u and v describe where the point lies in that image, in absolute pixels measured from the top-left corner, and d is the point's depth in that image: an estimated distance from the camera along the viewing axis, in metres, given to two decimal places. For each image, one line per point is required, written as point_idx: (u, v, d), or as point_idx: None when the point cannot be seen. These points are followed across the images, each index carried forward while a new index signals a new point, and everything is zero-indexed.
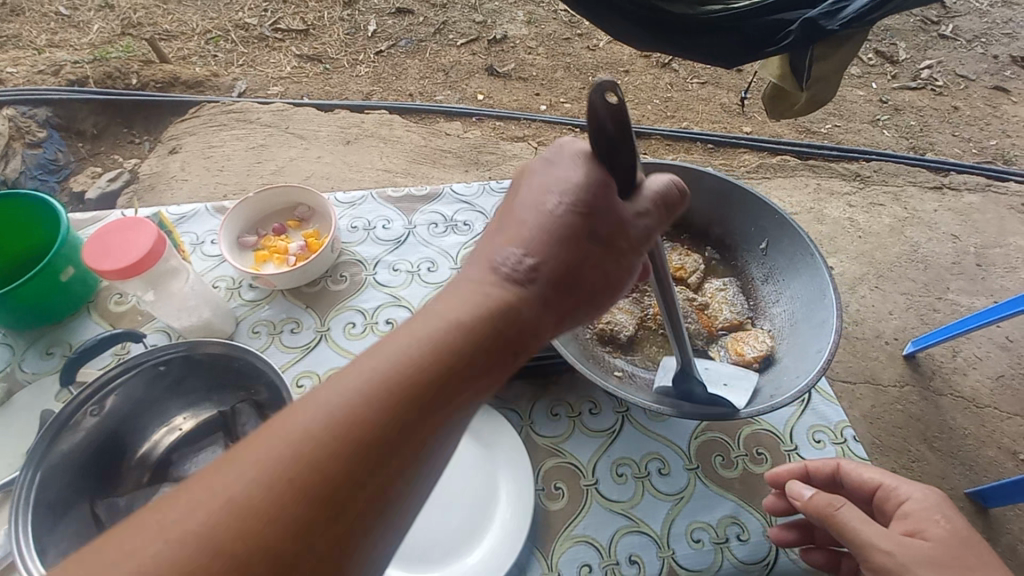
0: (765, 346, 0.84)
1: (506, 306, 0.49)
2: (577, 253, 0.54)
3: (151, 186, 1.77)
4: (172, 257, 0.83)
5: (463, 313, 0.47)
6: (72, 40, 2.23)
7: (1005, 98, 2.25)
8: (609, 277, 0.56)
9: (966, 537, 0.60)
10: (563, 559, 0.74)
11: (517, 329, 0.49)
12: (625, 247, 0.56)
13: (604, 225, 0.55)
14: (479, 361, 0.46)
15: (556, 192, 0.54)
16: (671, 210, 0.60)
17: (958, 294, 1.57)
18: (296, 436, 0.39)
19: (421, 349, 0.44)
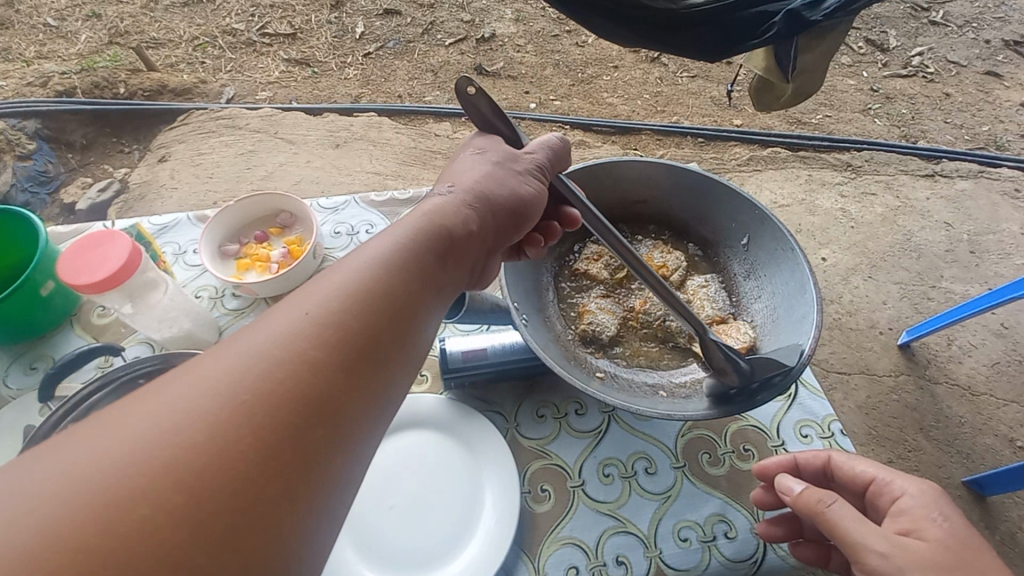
0: (748, 338, 0.84)
1: (434, 235, 0.54)
2: (484, 175, 0.63)
3: (141, 195, 1.76)
4: (150, 270, 0.83)
5: (401, 226, 0.53)
6: (60, 51, 2.22)
7: (997, 84, 2.24)
8: (521, 195, 0.64)
9: (966, 536, 0.58)
10: (550, 561, 0.74)
11: (454, 236, 0.55)
12: (521, 170, 0.66)
13: (497, 156, 0.66)
14: (423, 257, 0.51)
15: (462, 151, 0.68)
16: (557, 147, 0.71)
17: (953, 282, 1.56)
18: (263, 327, 0.40)
19: (367, 250, 0.49)
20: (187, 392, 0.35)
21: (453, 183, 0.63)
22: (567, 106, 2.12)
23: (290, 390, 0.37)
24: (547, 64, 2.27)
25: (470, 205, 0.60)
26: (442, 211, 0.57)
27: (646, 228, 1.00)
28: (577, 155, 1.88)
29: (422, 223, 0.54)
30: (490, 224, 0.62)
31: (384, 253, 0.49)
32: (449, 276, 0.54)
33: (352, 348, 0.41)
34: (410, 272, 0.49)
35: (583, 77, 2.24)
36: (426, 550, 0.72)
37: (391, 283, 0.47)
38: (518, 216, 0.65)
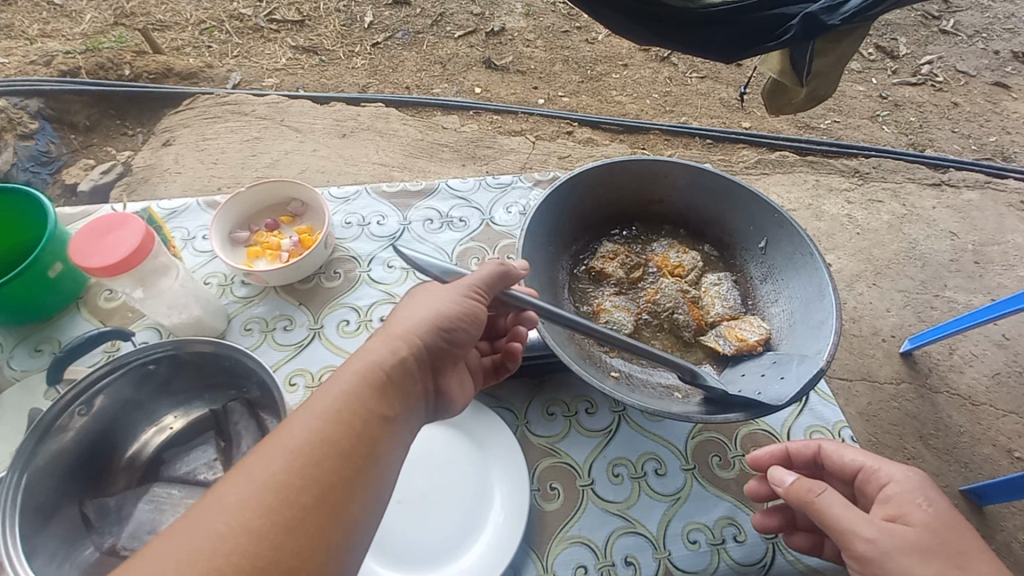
0: (763, 330, 0.85)
1: (402, 349, 0.55)
2: (419, 307, 0.59)
3: (145, 179, 1.74)
4: (162, 254, 0.81)
5: (346, 363, 0.52)
6: (64, 30, 2.19)
7: (1005, 95, 2.24)
8: (458, 312, 0.60)
9: (950, 521, 0.57)
10: (559, 559, 0.73)
11: (402, 363, 0.54)
12: (450, 292, 0.61)
13: (425, 292, 0.62)
14: (373, 392, 0.51)
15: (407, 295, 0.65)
16: (499, 272, 0.65)
17: (956, 291, 1.56)
18: (231, 487, 0.42)
19: (313, 400, 0.49)
20: (168, 556, 0.39)
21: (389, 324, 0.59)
22: (575, 103, 2.11)
23: (275, 519, 0.41)
24: (556, 61, 2.26)
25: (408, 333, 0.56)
26: (384, 342, 0.55)
27: (662, 228, 0.99)
28: (586, 152, 1.86)
29: (363, 358, 0.53)
30: (437, 343, 0.58)
31: (330, 400, 0.48)
32: (406, 401, 0.53)
33: (315, 503, 0.43)
34: (361, 415, 0.49)
35: (592, 74, 2.22)
36: (430, 554, 0.71)
37: (341, 433, 0.47)
38: (460, 332, 0.60)
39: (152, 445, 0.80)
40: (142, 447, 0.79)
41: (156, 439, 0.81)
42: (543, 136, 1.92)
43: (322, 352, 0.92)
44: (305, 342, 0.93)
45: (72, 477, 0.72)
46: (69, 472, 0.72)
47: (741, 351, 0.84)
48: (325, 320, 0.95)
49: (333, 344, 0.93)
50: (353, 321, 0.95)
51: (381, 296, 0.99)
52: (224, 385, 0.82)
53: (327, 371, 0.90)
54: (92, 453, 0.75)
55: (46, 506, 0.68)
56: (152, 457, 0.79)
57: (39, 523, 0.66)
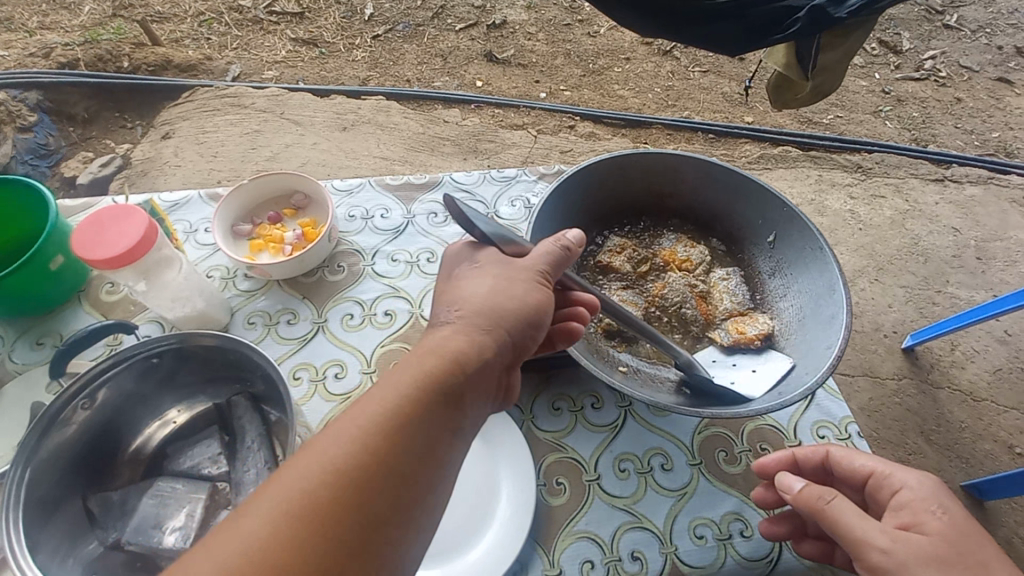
0: (766, 326, 0.85)
1: (471, 351, 0.53)
2: (489, 289, 0.58)
3: (144, 172, 1.73)
4: (166, 246, 0.80)
5: (414, 360, 0.51)
6: (63, 22, 2.17)
7: (1009, 91, 2.23)
8: (531, 301, 0.58)
9: (967, 530, 0.57)
10: (565, 555, 0.73)
11: (473, 365, 0.52)
12: (525, 276, 0.60)
13: (496, 270, 0.60)
14: (438, 396, 0.49)
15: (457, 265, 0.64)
16: (568, 245, 0.64)
17: (958, 287, 1.56)
18: (296, 477, 0.42)
19: (377, 394, 0.48)
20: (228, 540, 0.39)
21: (460, 307, 0.57)
22: (577, 97, 2.09)
23: (334, 519, 0.41)
24: (558, 54, 2.24)
25: (482, 328, 0.55)
26: (454, 338, 0.54)
27: (670, 222, 0.99)
28: (588, 146, 1.85)
29: (432, 356, 0.52)
30: (507, 342, 0.57)
31: (393, 399, 0.48)
32: (469, 411, 0.51)
33: (370, 507, 0.43)
34: (422, 420, 0.47)
35: (594, 68, 2.21)
36: (437, 547, 0.71)
37: (400, 438, 0.46)
38: (532, 326, 0.59)
39: (156, 439, 0.80)
40: (146, 441, 0.80)
41: (161, 433, 0.80)
42: (545, 130, 1.91)
43: (326, 346, 0.91)
44: (309, 336, 0.92)
45: (75, 470, 0.71)
46: (73, 466, 0.71)
47: (739, 343, 0.85)
48: (329, 314, 0.95)
49: (337, 339, 0.92)
50: (356, 315, 0.95)
51: (386, 290, 0.98)
52: (228, 379, 0.81)
53: (331, 364, 0.89)
54: (96, 447, 0.74)
55: (49, 500, 0.67)
56: (156, 451, 0.79)
57: (42, 516, 0.65)
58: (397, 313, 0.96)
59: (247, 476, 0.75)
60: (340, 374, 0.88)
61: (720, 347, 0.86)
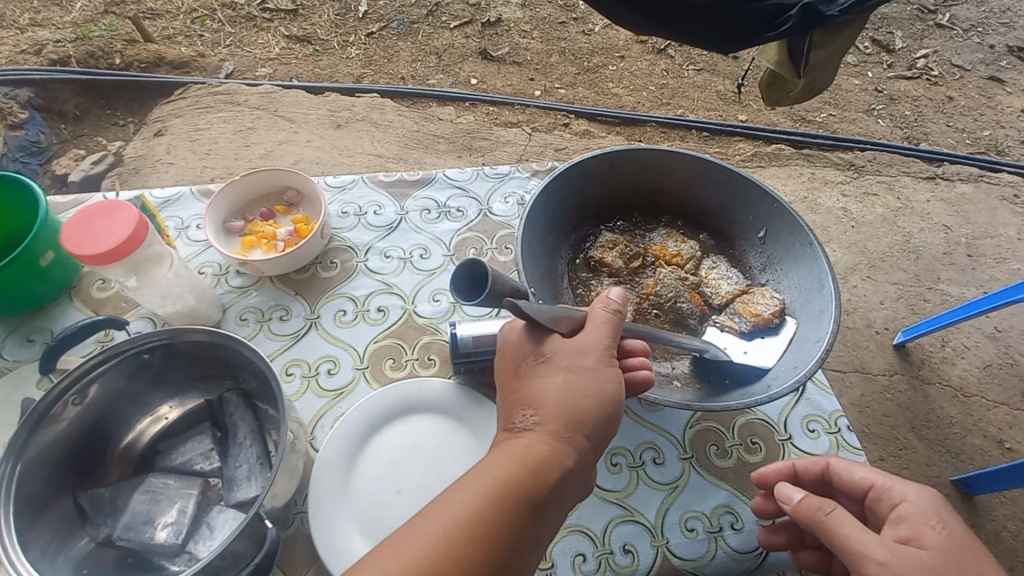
0: (777, 302, 0.85)
1: (552, 459, 0.56)
2: (564, 386, 0.59)
3: (136, 169, 1.72)
4: (156, 243, 0.80)
5: (498, 466, 0.55)
6: (54, 19, 2.15)
7: (1000, 89, 2.25)
8: (605, 397, 0.59)
9: (965, 544, 0.57)
10: (557, 549, 0.74)
11: (554, 476, 0.55)
12: (597, 362, 0.60)
13: (565, 359, 0.60)
14: (521, 509, 0.53)
15: (518, 358, 0.62)
16: (616, 306, 0.64)
17: (949, 284, 1.57)
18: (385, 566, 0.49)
19: (462, 497, 0.53)
20: None
21: (537, 405, 0.59)
22: (572, 94, 2.09)
23: None
24: (552, 52, 2.24)
25: (563, 433, 0.57)
26: (537, 445, 0.57)
27: (661, 217, 0.99)
28: (583, 144, 1.85)
29: (516, 462, 0.55)
30: (588, 445, 0.58)
31: (478, 507, 0.52)
32: (548, 521, 0.55)
33: None
34: (503, 531, 0.52)
35: (588, 66, 2.21)
36: None
37: (483, 546, 0.51)
38: (609, 425, 0.59)
39: (147, 435, 0.80)
40: (137, 437, 0.79)
41: (152, 429, 0.81)
42: (539, 128, 1.91)
43: (319, 342, 0.91)
44: (302, 332, 0.92)
45: (65, 466, 0.71)
46: (63, 462, 0.71)
47: (759, 326, 0.84)
48: (321, 310, 0.95)
49: (330, 335, 0.92)
50: (350, 311, 0.95)
51: (379, 286, 0.98)
52: (219, 376, 0.81)
53: (324, 361, 0.89)
54: (86, 443, 0.74)
55: (40, 496, 0.67)
56: (147, 447, 0.79)
57: (33, 512, 0.65)
58: (391, 309, 0.96)
59: (239, 471, 0.75)
60: (333, 370, 0.88)
61: (743, 335, 0.86)
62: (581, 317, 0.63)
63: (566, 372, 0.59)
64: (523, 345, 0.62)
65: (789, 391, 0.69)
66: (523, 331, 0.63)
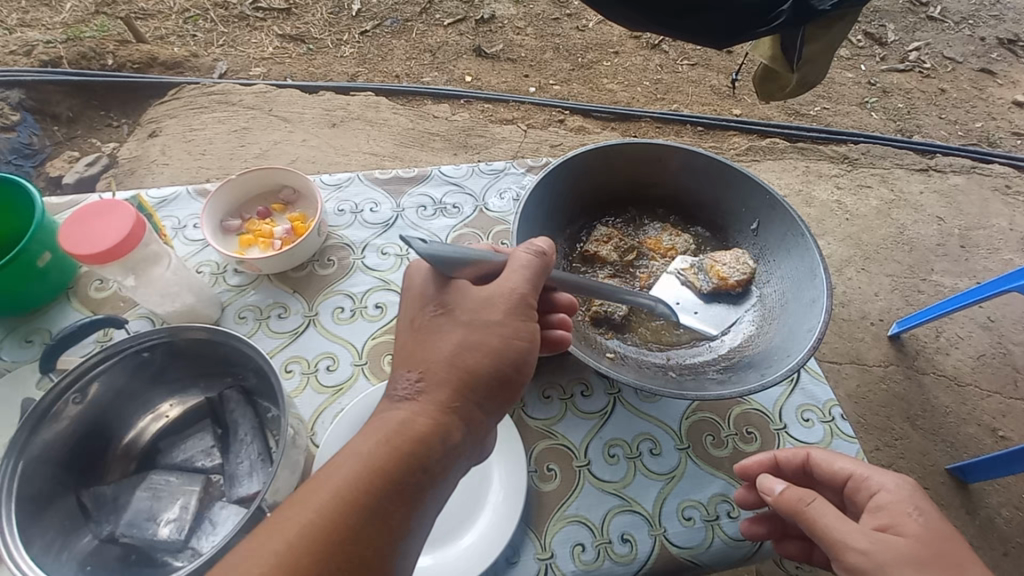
0: (746, 268, 0.88)
1: (433, 426, 0.54)
2: (459, 344, 0.57)
3: (131, 170, 1.72)
4: (153, 242, 0.81)
5: (375, 438, 0.53)
6: (44, 19, 2.14)
7: (991, 81, 2.26)
8: (504, 356, 0.57)
9: (941, 531, 0.58)
10: (557, 538, 0.75)
11: (436, 443, 0.54)
12: (504, 317, 0.57)
13: (470, 312, 0.58)
14: (398, 487, 0.51)
15: (421, 304, 0.59)
16: (540, 251, 0.61)
17: (943, 275, 1.59)
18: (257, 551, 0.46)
19: (337, 470, 0.51)
20: None
21: (427, 366, 0.57)
22: (566, 91, 2.10)
23: None
24: (547, 48, 2.25)
25: (449, 403, 0.56)
26: (418, 420, 0.54)
27: (655, 211, 1.00)
28: (578, 141, 1.87)
29: (392, 440, 0.53)
30: (477, 412, 0.57)
31: (355, 479, 0.50)
32: (431, 490, 0.53)
33: None
34: (376, 508, 0.49)
35: (583, 62, 2.21)
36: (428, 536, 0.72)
37: (359, 515, 0.48)
38: (505, 387, 0.58)
39: (148, 433, 0.81)
40: (139, 435, 0.80)
41: (153, 426, 0.81)
42: (535, 125, 1.91)
43: (316, 339, 0.92)
44: (300, 329, 0.92)
45: (67, 464, 0.71)
46: (65, 460, 0.71)
47: (721, 288, 0.89)
48: (320, 307, 0.95)
49: (327, 331, 0.93)
50: (348, 308, 0.95)
51: (376, 282, 0.99)
52: (219, 373, 0.82)
53: (323, 357, 0.90)
54: (86, 441, 0.74)
55: (42, 494, 0.67)
56: (149, 445, 0.80)
57: (35, 511, 0.65)
58: (388, 305, 0.97)
59: (241, 467, 0.76)
60: (332, 366, 0.89)
61: (703, 293, 0.91)
62: (500, 262, 0.61)
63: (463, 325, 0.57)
64: (433, 287, 0.59)
65: (779, 379, 0.71)
66: (429, 272, 0.60)
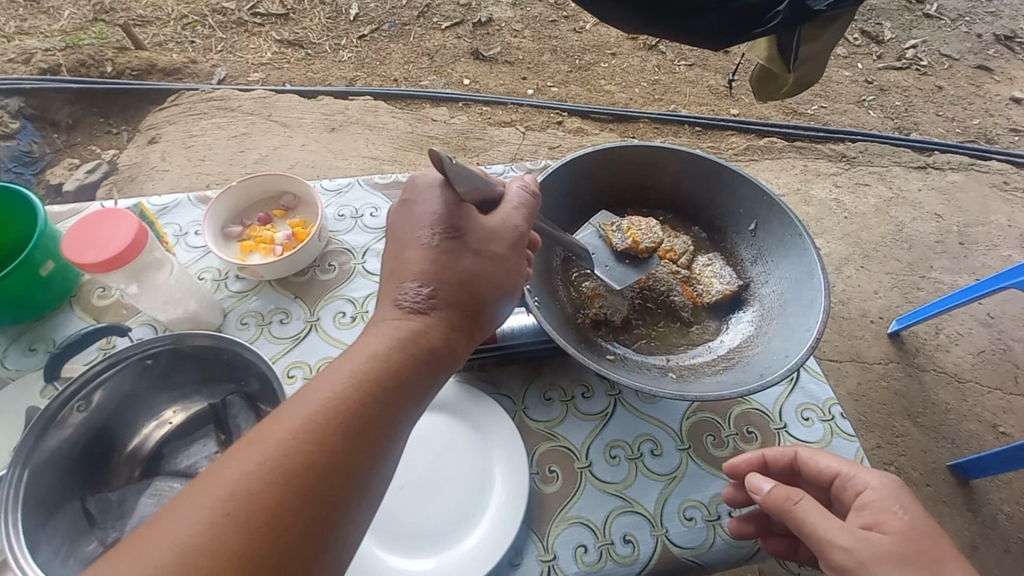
0: (656, 238, 0.92)
1: (441, 334, 0.56)
2: (464, 266, 0.59)
3: (132, 177, 1.73)
4: (156, 249, 0.81)
5: (388, 338, 0.54)
6: (43, 27, 2.15)
7: (988, 78, 2.27)
8: (504, 284, 0.61)
9: (926, 529, 0.58)
10: (559, 540, 0.75)
11: (442, 350, 0.56)
12: (507, 252, 0.62)
13: (476, 239, 0.60)
14: (410, 394, 0.52)
15: (423, 222, 0.59)
16: (532, 189, 0.67)
17: (942, 272, 1.59)
18: (282, 424, 0.46)
19: (353, 362, 0.51)
20: (225, 477, 0.42)
21: (434, 282, 0.57)
22: (564, 92, 2.11)
23: (310, 462, 0.45)
24: (544, 50, 2.25)
25: (458, 323, 0.58)
26: (430, 331, 0.56)
27: (653, 212, 1.01)
28: (576, 143, 1.88)
29: (407, 347, 0.53)
30: (476, 330, 0.60)
31: (370, 371, 0.51)
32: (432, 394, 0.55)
33: (343, 461, 0.46)
34: (390, 398, 0.50)
35: (580, 64, 2.22)
36: (430, 537, 0.72)
37: (374, 402, 0.49)
38: (500, 310, 0.62)
39: (152, 439, 0.80)
40: (143, 442, 0.80)
41: (157, 433, 0.81)
42: (533, 127, 1.92)
43: (318, 344, 0.92)
44: (301, 334, 0.93)
45: (75, 472, 0.72)
46: (73, 468, 0.72)
47: (631, 249, 0.91)
48: (321, 312, 0.96)
49: (329, 336, 0.93)
50: (349, 313, 0.96)
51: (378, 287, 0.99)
52: (224, 379, 0.82)
53: (325, 362, 0.90)
54: (93, 448, 0.75)
55: (48, 502, 0.68)
56: (153, 451, 0.79)
57: (42, 518, 0.66)
58: None
59: None
60: None
61: (615, 251, 0.92)
62: (499, 193, 0.65)
63: (466, 249, 0.59)
64: (439, 211, 0.59)
65: (780, 379, 0.71)
66: (436, 190, 0.61)
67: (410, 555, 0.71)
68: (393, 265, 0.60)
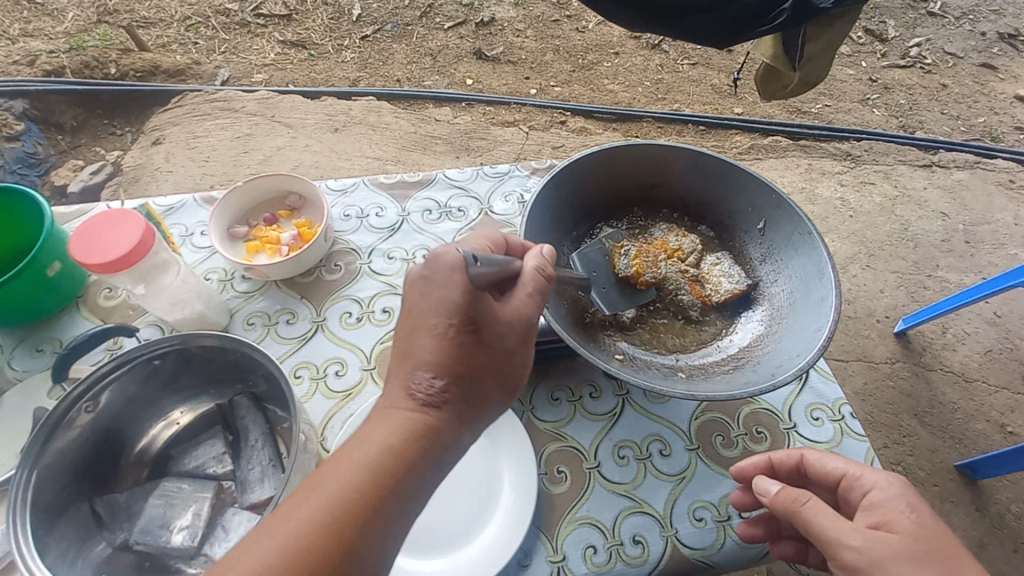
0: (659, 275, 0.90)
1: (462, 404, 0.54)
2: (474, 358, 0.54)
3: (136, 178, 1.73)
4: (163, 250, 0.81)
5: (408, 409, 0.52)
6: (47, 29, 2.16)
7: (993, 76, 2.26)
8: (513, 369, 0.57)
9: (935, 528, 0.57)
10: (569, 541, 0.75)
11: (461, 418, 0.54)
12: (517, 346, 0.57)
13: (489, 337, 0.54)
14: (427, 484, 0.50)
15: (435, 310, 0.53)
16: (548, 269, 0.61)
17: (948, 271, 1.58)
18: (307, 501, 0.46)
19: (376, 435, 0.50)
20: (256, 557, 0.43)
21: (446, 372, 0.53)
22: (567, 92, 2.10)
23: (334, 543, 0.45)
24: (547, 50, 2.25)
25: (472, 408, 0.55)
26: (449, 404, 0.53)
27: (661, 211, 1.00)
28: (579, 142, 1.87)
29: (420, 440, 0.51)
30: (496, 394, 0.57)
31: (392, 446, 0.49)
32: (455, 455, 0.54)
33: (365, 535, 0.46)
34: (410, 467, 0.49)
35: (583, 63, 2.22)
36: (440, 540, 0.72)
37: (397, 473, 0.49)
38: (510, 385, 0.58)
39: (160, 440, 0.81)
40: (151, 442, 0.81)
41: (164, 434, 0.82)
42: (536, 127, 1.92)
43: (325, 345, 0.92)
44: (308, 335, 0.93)
45: (81, 474, 0.72)
46: (79, 469, 0.71)
47: (632, 279, 0.89)
48: (327, 312, 0.95)
49: (336, 337, 0.93)
50: (355, 313, 0.96)
51: (383, 287, 0.99)
52: (229, 381, 0.82)
53: (332, 362, 0.90)
54: (100, 450, 0.75)
55: (55, 505, 0.67)
56: (160, 452, 0.80)
57: (48, 520, 0.65)
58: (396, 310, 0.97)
59: (252, 474, 0.76)
60: (341, 372, 0.89)
61: (616, 275, 0.90)
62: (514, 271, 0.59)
63: (477, 343, 0.54)
64: (454, 302, 0.53)
65: (790, 378, 0.70)
66: (452, 275, 0.53)
67: (420, 560, 0.71)
68: (401, 346, 0.55)
